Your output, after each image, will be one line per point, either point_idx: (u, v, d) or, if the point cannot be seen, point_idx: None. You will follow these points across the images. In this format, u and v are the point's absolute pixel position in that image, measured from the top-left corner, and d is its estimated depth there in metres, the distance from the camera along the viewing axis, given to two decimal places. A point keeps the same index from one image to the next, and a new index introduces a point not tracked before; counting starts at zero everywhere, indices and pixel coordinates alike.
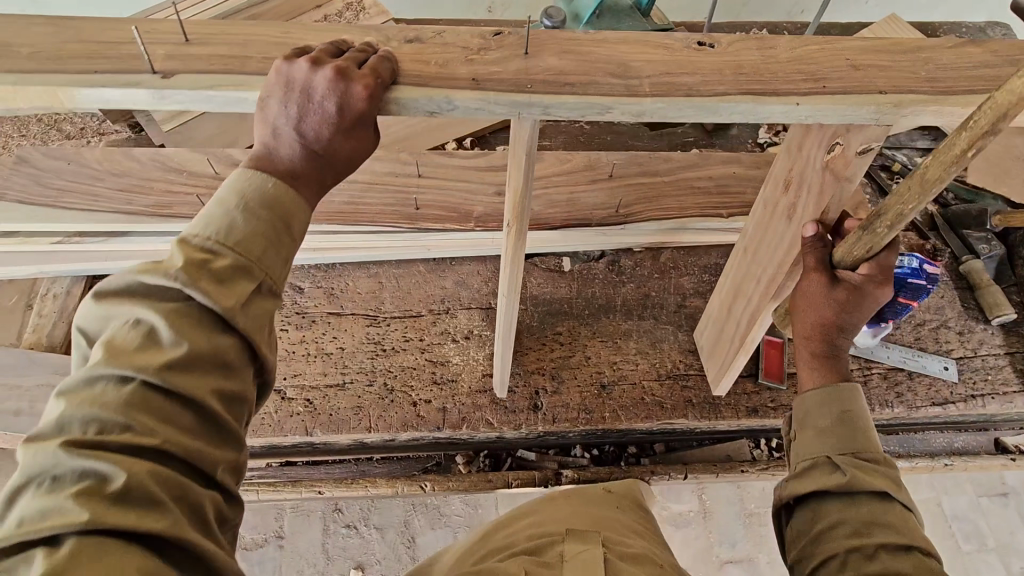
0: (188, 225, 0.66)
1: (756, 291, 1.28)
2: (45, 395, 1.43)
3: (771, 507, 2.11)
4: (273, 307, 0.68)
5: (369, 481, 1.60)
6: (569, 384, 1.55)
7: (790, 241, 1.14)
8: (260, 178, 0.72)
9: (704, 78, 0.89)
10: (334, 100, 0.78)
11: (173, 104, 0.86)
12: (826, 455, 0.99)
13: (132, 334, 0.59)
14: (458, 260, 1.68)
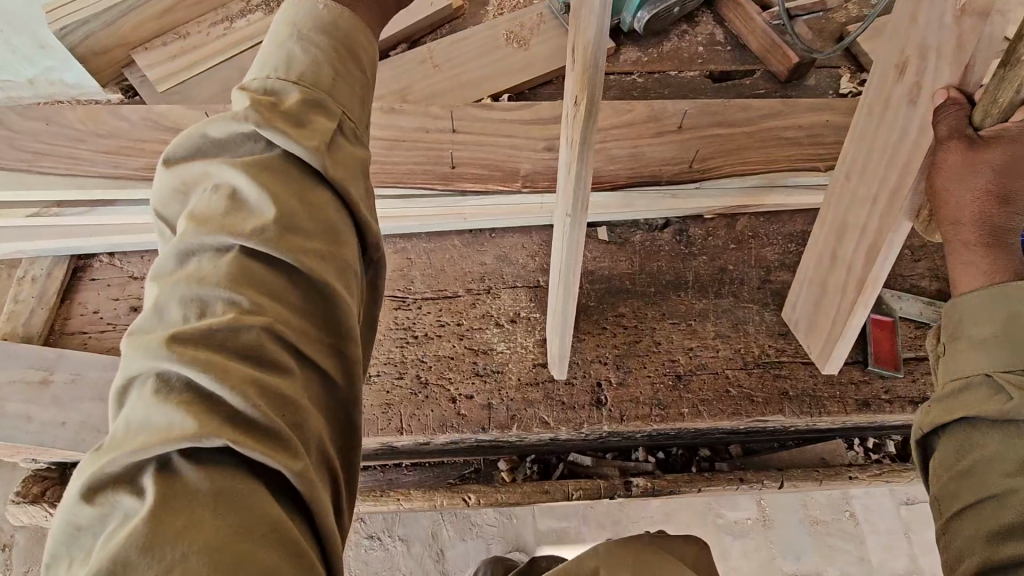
0: (250, 76, 0.65)
1: (871, 217, 1.03)
2: (15, 393, 1.20)
3: (853, 522, 1.96)
4: (359, 154, 0.66)
5: (401, 494, 1.33)
6: (637, 374, 1.30)
7: (919, 132, 0.89)
8: (316, 7, 0.70)
9: None
10: None
11: None
12: (986, 371, 0.76)
13: (216, 198, 0.56)
14: (499, 231, 1.43)
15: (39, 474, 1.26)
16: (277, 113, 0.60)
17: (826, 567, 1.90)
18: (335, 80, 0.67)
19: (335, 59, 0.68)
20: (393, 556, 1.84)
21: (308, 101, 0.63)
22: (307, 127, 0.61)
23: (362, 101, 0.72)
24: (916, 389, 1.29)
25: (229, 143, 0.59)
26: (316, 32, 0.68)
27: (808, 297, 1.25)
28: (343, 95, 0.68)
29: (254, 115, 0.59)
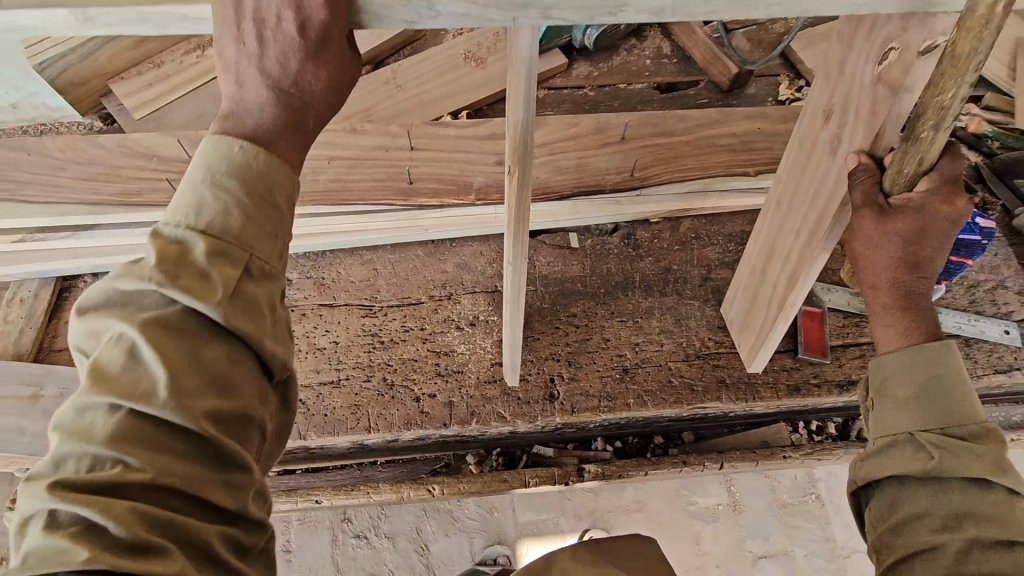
0: (162, 212, 0.61)
1: (795, 247, 1.10)
2: (9, 408, 1.29)
3: (817, 504, 2.05)
4: (273, 292, 0.63)
5: (371, 488, 1.43)
6: (586, 369, 1.41)
7: (836, 181, 0.93)
8: (227, 142, 0.63)
9: None
10: (294, 16, 0.64)
11: (102, 28, 0.66)
12: (908, 431, 0.86)
13: (113, 354, 0.54)
14: (459, 241, 1.54)
15: None
16: (179, 271, 0.57)
17: (791, 546, 1.99)
18: (246, 225, 0.61)
19: (250, 202, 0.62)
20: (380, 551, 1.93)
21: (211, 253, 0.58)
22: (207, 285, 0.57)
23: (280, 233, 0.65)
24: (843, 373, 1.41)
25: (133, 295, 0.56)
26: (229, 170, 0.62)
27: (743, 298, 1.35)
28: (256, 236, 0.62)
29: (156, 277, 0.56)
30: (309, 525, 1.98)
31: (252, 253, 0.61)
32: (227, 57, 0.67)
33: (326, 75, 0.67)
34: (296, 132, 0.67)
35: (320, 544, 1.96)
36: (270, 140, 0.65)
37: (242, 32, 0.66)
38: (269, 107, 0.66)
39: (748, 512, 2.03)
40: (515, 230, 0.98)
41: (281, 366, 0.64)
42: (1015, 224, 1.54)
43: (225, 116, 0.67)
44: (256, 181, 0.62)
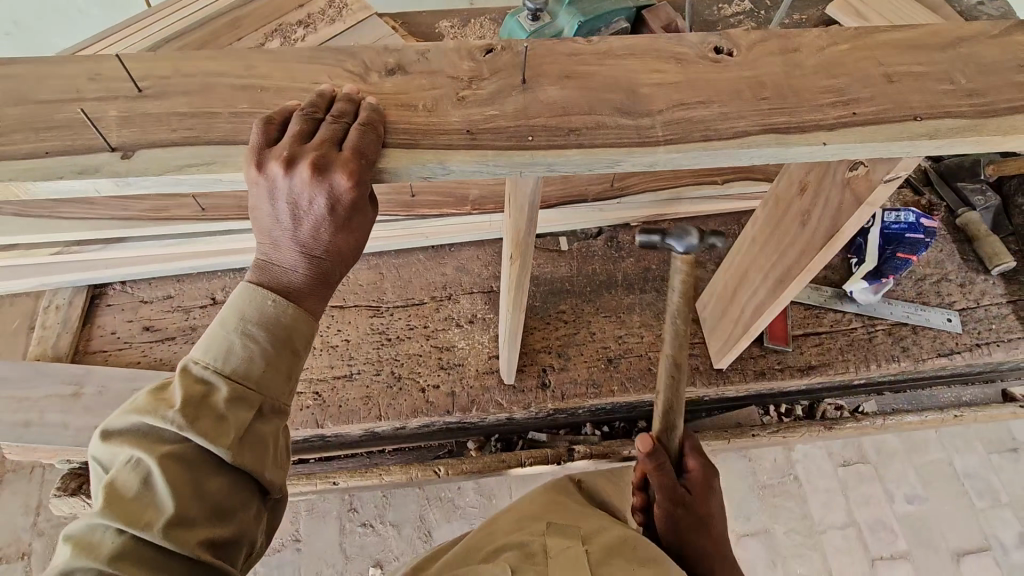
0: (193, 348, 0.71)
1: (763, 283, 1.30)
2: (53, 405, 1.42)
3: (799, 482, 2.15)
4: (277, 428, 0.73)
5: (382, 470, 1.58)
6: (575, 359, 1.57)
7: (804, 246, 1.15)
8: (261, 295, 0.74)
9: (724, 110, 0.82)
10: (322, 200, 0.73)
11: (139, 187, 0.82)
12: None
13: (131, 476, 0.63)
14: (458, 246, 1.69)
15: (76, 470, 1.49)
16: (199, 413, 0.66)
17: (772, 523, 2.09)
18: (266, 372, 0.72)
19: (273, 351, 0.72)
20: (386, 538, 2.05)
21: (231, 398, 0.69)
22: (223, 427, 0.67)
23: (292, 377, 0.75)
24: (804, 359, 1.58)
25: (151, 430, 0.66)
26: (259, 323, 0.72)
27: (714, 302, 1.52)
28: (272, 381, 0.72)
29: (177, 418, 0.65)
30: (316, 515, 2.08)
31: (266, 398, 0.72)
32: (264, 221, 0.76)
33: (351, 239, 0.77)
34: (323, 287, 0.78)
35: (327, 533, 2.06)
36: (301, 297, 0.76)
37: (276, 208, 0.74)
38: (299, 271, 0.76)
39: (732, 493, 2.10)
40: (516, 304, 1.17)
41: (276, 490, 0.73)
42: (958, 222, 1.72)
43: (259, 268, 0.77)
44: (284, 333, 0.73)
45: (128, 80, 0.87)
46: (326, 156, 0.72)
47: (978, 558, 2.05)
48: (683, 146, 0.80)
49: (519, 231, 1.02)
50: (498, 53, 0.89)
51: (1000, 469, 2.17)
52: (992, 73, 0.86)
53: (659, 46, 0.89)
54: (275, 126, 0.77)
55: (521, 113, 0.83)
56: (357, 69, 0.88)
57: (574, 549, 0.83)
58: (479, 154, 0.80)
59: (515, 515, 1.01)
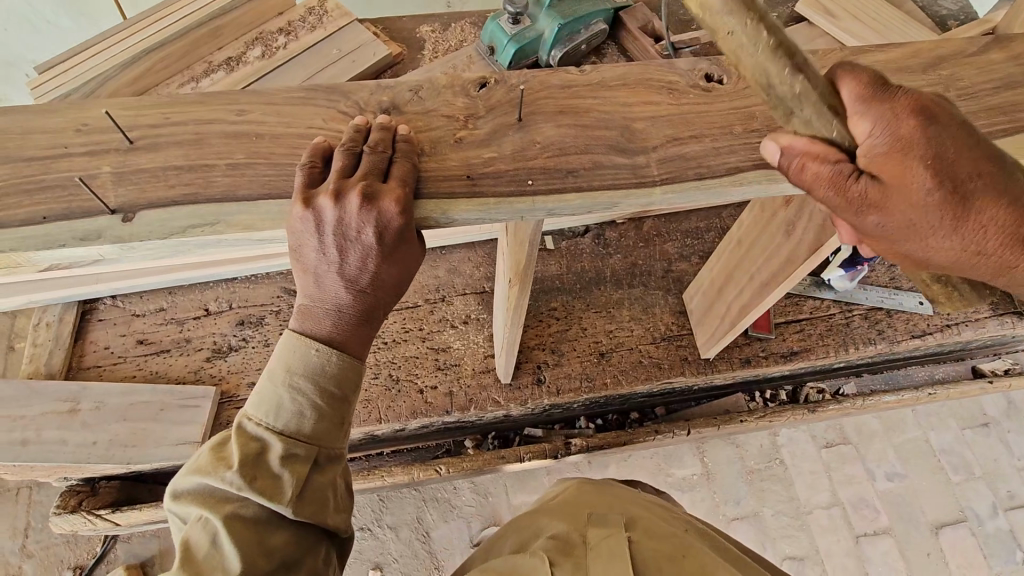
0: (246, 404, 0.71)
1: (750, 284, 1.36)
2: (51, 423, 1.42)
3: (782, 465, 2.22)
4: (337, 475, 0.72)
5: (384, 472, 1.60)
6: (569, 355, 1.61)
7: (789, 255, 1.21)
8: (305, 342, 0.72)
9: (715, 146, 0.87)
10: (372, 228, 0.72)
11: (142, 250, 0.80)
12: None
13: (202, 536, 0.63)
14: (448, 248, 1.71)
15: (74, 488, 1.48)
16: (256, 472, 0.66)
17: (761, 508, 2.16)
18: (320, 423, 0.70)
19: (322, 403, 0.71)
20: (384, 541, 2.06)
21: (285, 455, 0.68)
22: (279, 484, 0.66)
23: (346, 422, 0.74)
24: (786, 345, 1.65)
25: (214, 490, 0.66)
26: (305, 374, 0.71)
27: (702, 297, 1.58)
28: (326, 431, 0.71)
29: (236, 479, 0.65)
30: None
31: (321, 448, 0.70)
32: (310, 260, 0.75)
33: (399, 269, 0.77)
34: (368, 325, 0.76)
35: None
36: (346, 339, 0.75)
37: (323, 243, 0.73)
38: (347, 307, 0.75)
39: (721, 480, 2.17)
40: (515, 320, 1.20)
41: (344, 531, 0.73)
42: None
43: (302, 310, 0.76)
44: (331, 384, 0.72)
45: (116, 131, 0.83)
46: (374, 186, 0.73)
47: (957, 530, 2.16)
48: (678, 184, 0.85)
49: (518, 260, 1.04)
50: (492, 88, 0.90)
51: (974, 445, 2.28)
52: (968, 96, 0.91)
53: (652, 74, 0.92)
54: (315, 167, 0.77)
55: (519, 155, 0.85)
56: (352, 111, 0.86)
57: (616, 540, 0.81)
58: (481, 201, 0.81)
59: (555, 500, 1.00)
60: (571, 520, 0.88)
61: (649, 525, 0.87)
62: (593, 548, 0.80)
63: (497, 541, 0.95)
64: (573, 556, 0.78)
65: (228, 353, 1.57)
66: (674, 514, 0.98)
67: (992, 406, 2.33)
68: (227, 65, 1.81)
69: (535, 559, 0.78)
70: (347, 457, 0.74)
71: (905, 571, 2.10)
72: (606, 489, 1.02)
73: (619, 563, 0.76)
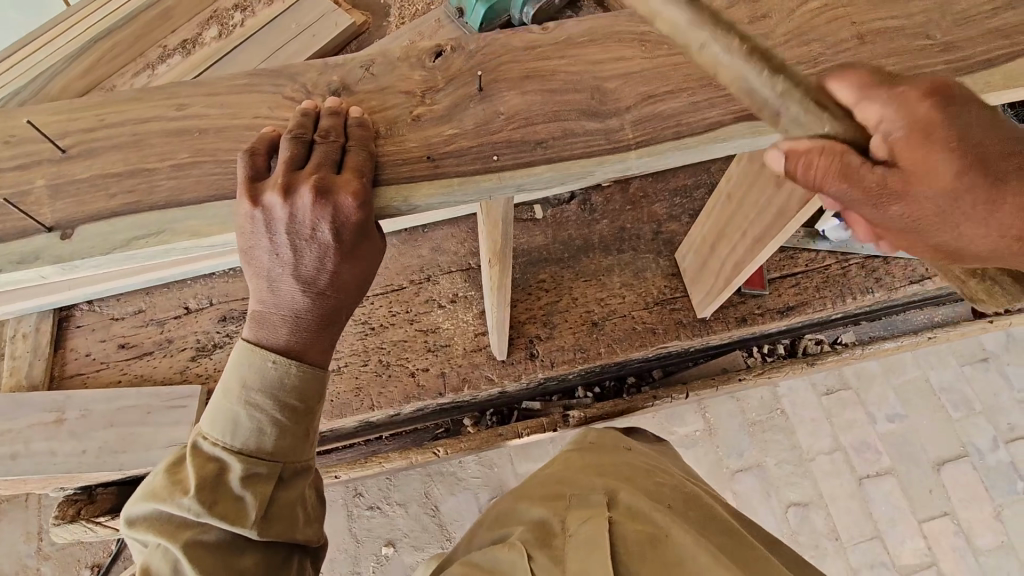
0: (202, 423, 0.68)
1: (741, 242, 1.32)
2: (39, 434, 1.39)
3: (783, 414, 2.22)
4: (304, 489, 0.69)
5: (383, 458, 1.60)
6: (561, 328, 1.58)
7: (781, 210, 1.16)
8: (262, 353, 0.68)
9: (694, 103, 0.81)
10: (328, 225, 0.67)
11: (87, 267, 0.75)
12: None
13: (162, 563, 0.61)
14: (430, 226, 1.65)
15: (72, 497, 1.46)
16: (215, 496, 0.63)
17: (764, 458, 2.17)
18: (281, 438, 0.67)
19: (283, 418, 0.67)
20: (394, 518, 2.07)
21: (245, 476, 0.65)
22: (241, 506, 0.64)
23: (310, 434, 0.71)
24: (782, 301, 1.62)
25: (171, 516, 0.63)
26: (263, 389, 0.67)
27: (694, 256, 1.53)
28: (288, 445, 0.68)
29: (193, 505, 0.62)
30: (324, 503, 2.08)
31: (285, 463, 0.68)
32: (262, 260, 0.70)
33: (359, 267, 0.72)
34: (328, 330, 0.72)
35: (336, 519, 2.07)
36: (304, 347, 0.71)
37: (275, 243, 0.68)
38: (304, 311, 0.70)
39: (723, 433, 2.18)
40: (501, 300, 1.16)
41: (315, 542, 0.71)
42: None
43: (254, 317, 0.71)
44: (292, 397, 0.68)
45: (45, 139, 0.77)
46: (326, 179, 0.67)
47: (958, 465, 2.17)
48: (656, 148, 0.79)
49: (496, 240, 0.99)
50: (449, 57, 0.83)
51: (974, 380, 2.27)
52: (963, 24, 0.84)
53: (621, 28, 0.85)
54: (260, 156, 0.71)
55: (483, 130, 0.79)
56: (299, 95, 0.80)
57: (594, 524, 0.79)
58: (445, 183, 0.76)
59: (539, 481, 0.98)
60: (551, 504, 0.87)
61: (630, 501, 0.85)
62: (571, 536, 0.78)
63: (480, 526, 0.95)
64: (552, 548, 0.78)
65: (214, 351, 1.53)
66: (662, 484, 0.93)
67: (991, 341, 2.32)
68: (183, 49, 1.72)
69: (514, 553, 0.77)
70: (316, 467, 0.71)
71: (909, 509, 2.13)
72: (592, 458, 1.02)
73: (595, 553, 0.74)
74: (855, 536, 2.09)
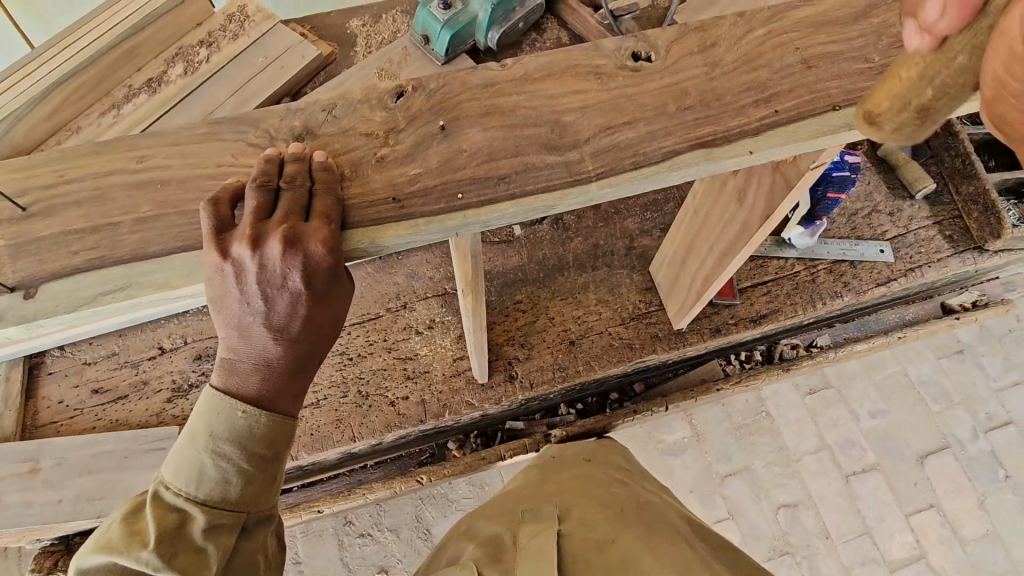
0: (164, 471, 0.67)
1: (711, 256, 1.34)
2: (11, 485, 1.36)
3: (767, 418, 2.24)
4: (266, 537, 0.69)
5: (367, 489, 1.59)
6: (539, 347, 1.59)
7: (743, 225, 1.19)
8: (231, 403, 0.68)
9: (650, 132, 0.83)
10: (298, 275, 0.68)
11: (53, 326, 0.75)
12: None
13: None
14: (405, 252, 1.66)
15: (49, 548, 1.43)
16: (175, 548, 0.63)
17: (751, 461, 2.19)
18: (246, 488, 0.67)
19: (250, 467, 0.67)
20: (386, 545, 2.05)
21: (208, 527, 0.65)
22: (202, 559, 0.63)
23: (276, 481, 0.71)
24: (754, 309, 1.64)
25: (128, 569, 0.63)
26: (231, 439, 0.67)
27: (667, 270, 1.55)
28: (254, 494, 0.68)
29: (153, 559, 0.62)
30: (314, 533, 2.06)
31: (249, 512, 0.68)
32: (232, 310, 0.70)
33: (330, 314, 0.73)
34: (299, 377, 0.72)
35: (327, 550, 2.05)
36: (275, 396, 0.70)
37: (244, 293, 0.69)
38: (276, 360, 0.70)
39: (709, 440, 2.19)
40: (476, 326, 1.16)
41: None
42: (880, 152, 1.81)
43: (225, 366, 0.71)
44: (260, 445, 0.68)
45: (5, 198, 0.77)
46: (294, 229, 0.68)
47: (940, 457, 2.21)
48: (615, 176, 0.81)
49: (466, 272, 1.01)
50: (410, 96, 0.84)
51: (950, 372, 2.32)
52: (901, 44, 0.87)
53: (577, 60, 0.87)
54: (224, 206, 0.71)
55: (445, 168, 0.80)
56: (261, 142, 0.81)
57: (545, 535, 0.79)
58: (411, 223, 0.77)
59: (500, 500, 0.99)
60: (507, 520, 0.88)
61: (582, 514, 0.87)
62: (522, 548, 0.78)
63: (441, 546, 0.94)
64: (503, 562, 0.78)
65: (190, 390, 1.52)
66: (615, 493, 0.95)
67: (965, 333, 2.37)
68: (149, 87, 1.71)
69: (465, 571, 0.77)
70: (279, 514, 0.71)
71: (895, 502, 2.16)
72: (552, 477, 1.03)
73: (544, 560, 0.74)
74: (845, 534, 2.11)
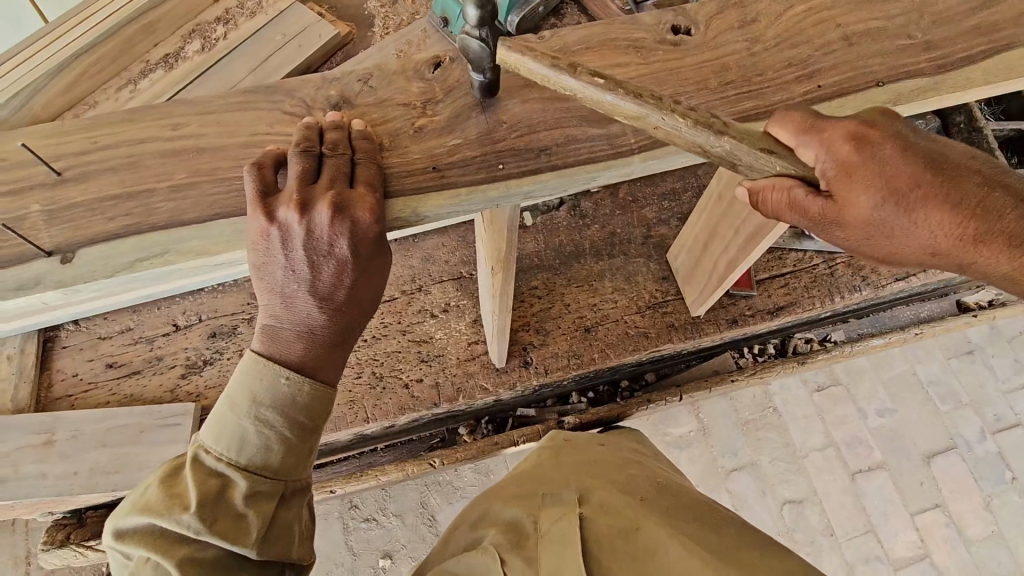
0: (205, 435, 0.67)
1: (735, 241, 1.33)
2: (27, 456, 1.36)
3: (774, 412, 2.23)
4: (302, 508, 0.69)
5: (379, 471, 1.58)
6: (555, 334, 1.58)
7: None
8: (273, 370, 0.68)
9: (693, 106, 0.81)
10: (346, 241, 0.67)
11: (90, 293, 0.74)
12: None
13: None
14: (422, 235, 1.65)
15: (62, 521, 1.43)
16: (216, 513, 0.62)
17: (757, 456, 2.18)
18: (287, 457, 0.67)
19: (291, 436, 0.67)
20: (391, 529, 2.05)
21: (249, 494, 0.64)
22: (243, 525, 0.63)
23: (312, 453, 0.70)
24: (771, 301, 1.63)
25: (168, 531, 0.62)
26: (273, 405, 0.67)
27: (687, 257, 1.55)
28: (294, 464, 0.68)
29: (194, 522, 0.61)
30: (318, 516, 2.06)
31: (287, 482, 0.67)
32: (276, 277, 0.69)
33: (372, 285, 0.72)
34: (340, 348, 0.72)
35: (331, 533, 2.05)
36: (317, 365, 0.70)
37: (291, 259, 0.68)
38: (319, 328, 0.70)
39: (716, 433, 2.19)
40: (500, 305, 1.16)
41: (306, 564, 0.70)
42: None
43: (267, 333, 0.70)
44: (301, 414, 0.68)
45: (38, 164, 0.76)
46: (341, 195, 0.67)
47: (947, 457, 2.20)
48: (655, 150, 0.80)
49: (502, 253, 1.00)
50: (447, 68, 0.83)
51: (960, 372, 2.30)
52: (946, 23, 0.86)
53: (615, 34, 0.85)
54: (268, 170, 0.70)
55: (485, 139, 0.79)
56: (298, 110, 0.79)
57: (568, 523, 0.79)
58: (452, 193, 0.76)
59: (519, 477, 0.98)
60: (525, 502, 0.87)
61: (603, 497, 0.86)
62: (546, 535, 0.78)
63: (455, 526, 0.94)
64: (526, 548, 0.78)
65: (204, 367, 1.52)
66: (638, 476, 0.94)
67: (975, 334, 2.35)
68: (165, 62, 1.70)
69: (488, 556, 0.77)
70: (314, 486, 0.71)
71: (901, 501, 2.15)
72: (570, 456, 1.02)
73: (569, 551, 0.74)
74: (849, 531, 2.11)
